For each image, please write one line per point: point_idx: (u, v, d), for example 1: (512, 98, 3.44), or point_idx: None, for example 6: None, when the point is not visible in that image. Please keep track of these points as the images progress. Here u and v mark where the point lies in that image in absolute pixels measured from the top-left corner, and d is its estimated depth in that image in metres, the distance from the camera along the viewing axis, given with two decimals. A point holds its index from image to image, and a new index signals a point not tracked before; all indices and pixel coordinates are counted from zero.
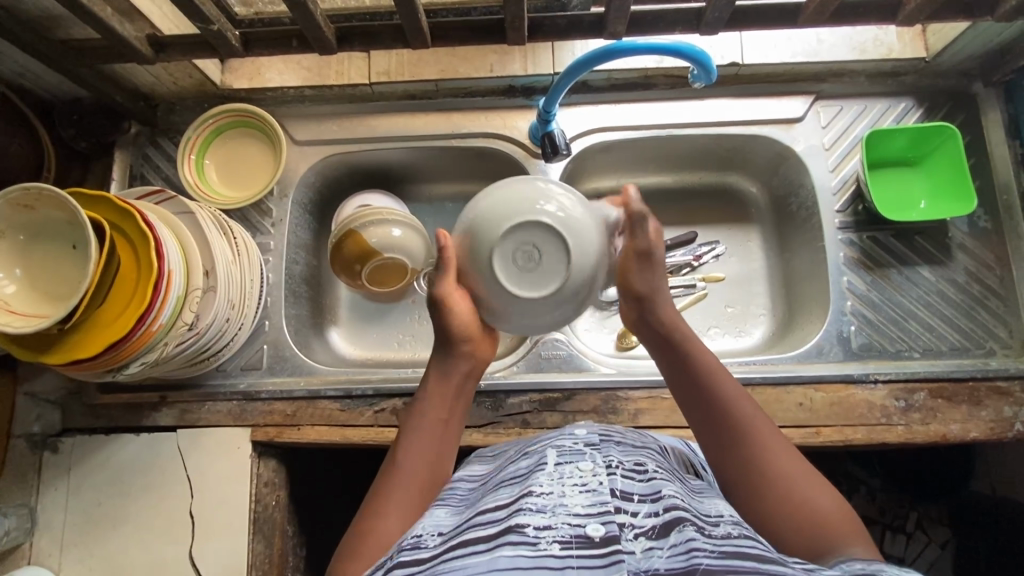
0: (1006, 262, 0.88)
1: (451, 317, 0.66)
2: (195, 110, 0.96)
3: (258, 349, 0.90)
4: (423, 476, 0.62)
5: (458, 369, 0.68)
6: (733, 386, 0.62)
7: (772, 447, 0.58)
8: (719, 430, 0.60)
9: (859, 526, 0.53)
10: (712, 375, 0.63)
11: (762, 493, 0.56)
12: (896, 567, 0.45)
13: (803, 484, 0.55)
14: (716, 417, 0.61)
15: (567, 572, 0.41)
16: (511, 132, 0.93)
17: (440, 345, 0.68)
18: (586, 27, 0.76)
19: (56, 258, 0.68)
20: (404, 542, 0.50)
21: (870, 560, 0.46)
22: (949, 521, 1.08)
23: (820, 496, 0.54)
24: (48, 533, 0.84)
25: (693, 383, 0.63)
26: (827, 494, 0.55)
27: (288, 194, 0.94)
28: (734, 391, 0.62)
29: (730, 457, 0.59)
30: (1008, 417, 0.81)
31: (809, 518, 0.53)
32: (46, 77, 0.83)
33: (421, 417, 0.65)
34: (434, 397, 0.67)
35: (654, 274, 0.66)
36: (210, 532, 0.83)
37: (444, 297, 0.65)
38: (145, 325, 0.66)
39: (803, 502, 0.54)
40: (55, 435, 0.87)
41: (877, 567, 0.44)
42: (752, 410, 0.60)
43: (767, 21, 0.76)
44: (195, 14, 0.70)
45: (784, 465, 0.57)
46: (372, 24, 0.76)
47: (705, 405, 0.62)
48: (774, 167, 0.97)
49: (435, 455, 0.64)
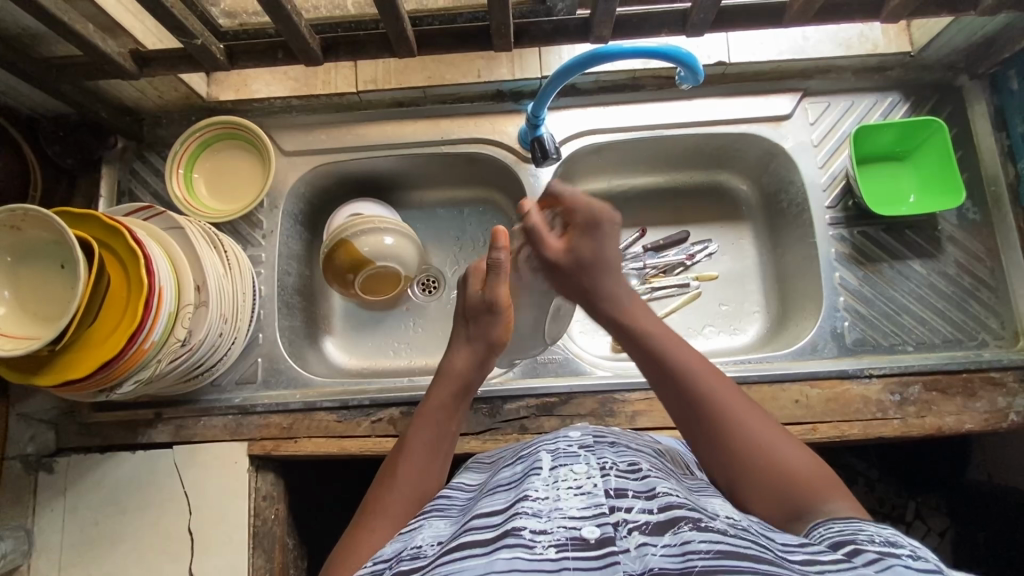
0: (996, 254, 0.88)
1: (498, 321, 0.71)
2: (182, 124, 0.95)
3: (252, 362, 0.89)
4: (419, 484, 0.61)
5: (466, 379, 0.69)
6: (711, 382, 0.60)
7: (765, 437, 0.56)
8: (680, 403, 0.61)
9: (833, 481, 0.53)
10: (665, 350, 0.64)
11: (731, 457, 0.56)
12: (877, 525, 0.46)
13: (774, 440, 0.56)
14: (673, 385, 0.61)
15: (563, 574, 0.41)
16: (500, 137, 0.93)
17: (478, 347, 0.71)
18: (573, 31, 0.76)
19: (46, 278, 0.67)
20: (404, 551, 0.50)
21: (850, 519, 0.47)
22: (947, 509, 1.08)
23: (795, 456, 0.55)
24: (45, 555, 0.83)
25: (650, 361, 0.65)
26: (801, 455, 0.55)
27: (278, 205, 0.93)
28: (697, 364, 0.62)
29: (697, 431, 0.59)
30: (1002, 408, 0.82)
31: (773, 469, 0.54)
32: (30, 95, 0.82)
33: (426, 426, 0.65)
34: (443, 406, 0.67)
35: (582, 268, 0.74)
36: (210, 548, 0.83)
37: (502, 303, 0.71)
38: (137, 343, 0.66)
39: (775, 460, 0.54)
40: (49, 456, 0.86)
41: (855, 528, 0.45)
42: (713, 380, 0.61)
43: (753, 20, 0.76)
44: (177, 30, 0.69)
45: (775, 451, 0.55)
46: (356, 33, 0.76)
47: (664, 380, 0.63)
48: (764, 165, 0.97)
49: (435, 463, 0.64)
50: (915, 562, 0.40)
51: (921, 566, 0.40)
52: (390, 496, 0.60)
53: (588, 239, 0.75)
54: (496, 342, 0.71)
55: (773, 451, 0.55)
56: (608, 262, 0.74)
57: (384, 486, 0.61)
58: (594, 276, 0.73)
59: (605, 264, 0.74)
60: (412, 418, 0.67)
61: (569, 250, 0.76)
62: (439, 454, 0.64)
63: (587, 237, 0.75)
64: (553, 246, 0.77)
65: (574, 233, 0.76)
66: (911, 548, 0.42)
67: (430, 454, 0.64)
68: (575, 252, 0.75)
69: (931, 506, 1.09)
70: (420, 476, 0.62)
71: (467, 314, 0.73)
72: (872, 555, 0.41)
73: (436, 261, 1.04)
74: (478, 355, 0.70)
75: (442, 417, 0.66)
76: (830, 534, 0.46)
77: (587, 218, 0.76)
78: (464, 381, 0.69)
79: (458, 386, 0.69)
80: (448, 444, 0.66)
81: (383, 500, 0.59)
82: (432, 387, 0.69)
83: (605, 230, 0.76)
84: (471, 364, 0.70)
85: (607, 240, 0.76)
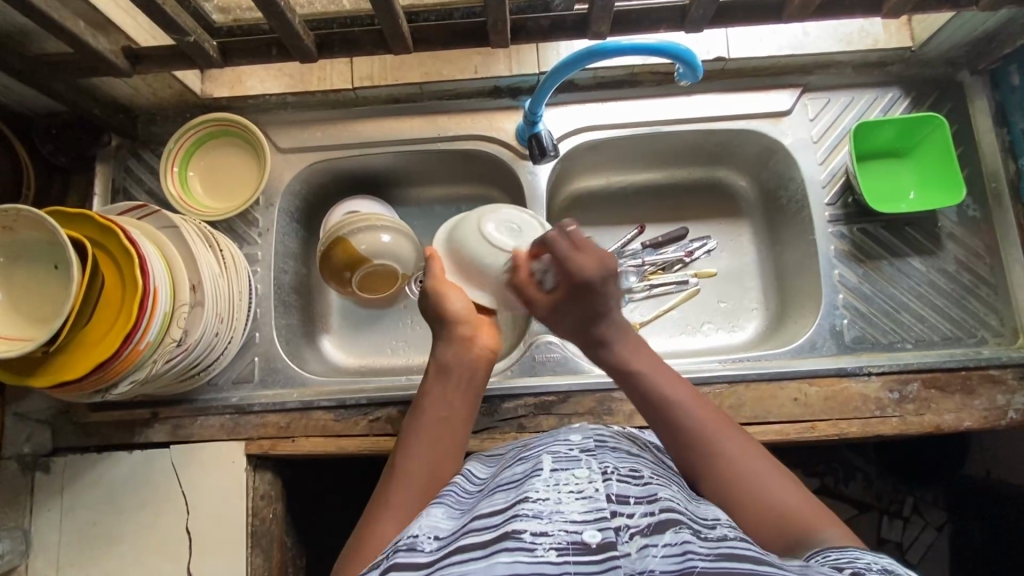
0: (996, 251, 0.88)
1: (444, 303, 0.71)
2: (176, 121, 0.94)
3: (249, 362, 0.89)
4: (419, 471, 0.61)
5: (442, 360, 0.70)
6: (706, 423, 0.60)
7: (766, 478, 0.56)
8: (673, 439, 0.61)
9: (830, 516, 0.53)
10: (657, 384, 0.64)
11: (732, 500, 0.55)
12: (873, 553, 0.46)
13: (772, 480, 0.55)
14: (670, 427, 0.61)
15: None
16: (498, 134, 0.92)
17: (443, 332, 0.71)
18: (570, 27, 0.75)
19: (40, 278, 0.67)
20: (400, 541, 0.49)
21: (846, 547, 0.47)
22: (944, 504, 1.09)
23: (788, 490, 0.55)
24: (42, 555, 0.83)
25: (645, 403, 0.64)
26: (800, 495, 0.54)
27: (274, 203, 0.92)
28: (686, 399, 0.62)
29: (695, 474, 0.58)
30: (1001, 406, 0.81)
31: (773, 510, 0.53)
32: (21, 92, 0.81)
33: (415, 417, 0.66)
34: (426, 396, 0.67)
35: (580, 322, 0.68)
36: (208, 547, 0.82)
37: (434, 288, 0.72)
38: (132, 343, 0.65)
39: (774, 501, 0.54)
40: (46, 456, 0.86)
41: (852, 555, 0.45)
42: (709, 420, 0.60)
43: (752, 16, 0.75)
44: (170, 27, 0.69)
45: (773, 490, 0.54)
46: (352, 29, 0.75)
47: (657, 417, 0.62)
48: (763, 161, 0.96)
49: (434, 450, 0.63)
50: None
51: None
52: (392, 490, 0.60)
53: (575, 303, 0.67)
54: (449, 313, 0.71)
55: (775, 492, 0.54)
56: (604, 314, 0.67)
57: (386, 482, 0.61)
58: (590, 327, 0.67)
59: (595, 317, 0.67)
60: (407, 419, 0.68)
61: (554, 310, 0.69)
62: (435, 441, 0.64)
63: (577, 300, 0.67)
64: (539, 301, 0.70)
65: (560, 296, 0.68)
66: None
67: (427, 442, 0.64)
68: (563, 310, 0.68)
69: (929, 501, 1.10)
70: (419, 465, 0.62)
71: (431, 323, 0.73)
72: None
73: None
74: (441, 332, 0.71)
75: (427, 404, 0.67)
76: (829, 563, 0.45)
77: (578, 281, 0.65)
78: (444, 363, 0.69)
79: (439, 371, 0.69)
80: (444, 428, 0.66)
81: (387, 496, 0.59)
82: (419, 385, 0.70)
83: (595, 291, 0.66)
84: (448, 348, 0.70)
85: (602, 297, 0.66)
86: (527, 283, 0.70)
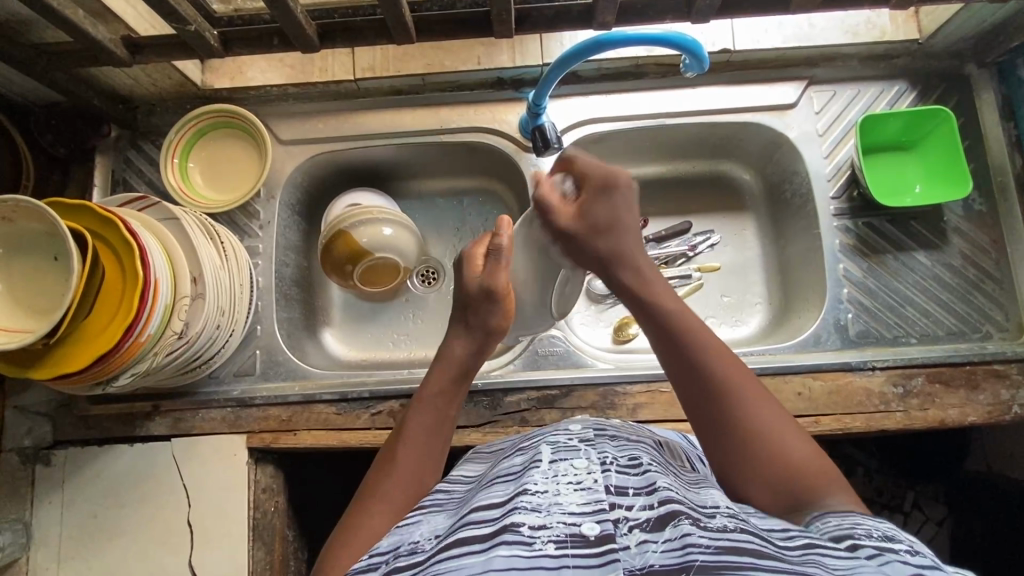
0: (1002, 245, 0.87)
1: (495, 309, 0.67)
2: (177, 112, 0.94)
3: (250, 354, 0.88)
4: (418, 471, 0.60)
5: (465, 365, 0.67)
6: (727, 371, 0.57)
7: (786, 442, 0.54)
8: (686, 377, 0.58)
9: (839, 479, 0.52)
10: (670, 317, 0.61)
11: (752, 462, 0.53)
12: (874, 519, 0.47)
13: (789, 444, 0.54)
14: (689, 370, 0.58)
15: (563, 572, 0.40)
16: (501, 126, 0.92)
17: (478, 331, 0.67)
18: (575, 17, 0.74)
19: (38, 271, 0.66)
20: (401, 546, 0.49)
21: (847, 513, 0.48)
22: (945, 500, 1.09)
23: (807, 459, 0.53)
24: (43, 548, 0.83)
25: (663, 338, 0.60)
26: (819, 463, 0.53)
27: (275, 195, 0.92)
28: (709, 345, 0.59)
29: (710, 423, 0.56)
30: (1005, 401, 0.81)
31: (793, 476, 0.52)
32: (21, 83, 0.80)
33: (424, 411, 0.64)
34: (437, 393, 0.65)
35: (591, 238, 0.65)
36: (209, 541, 0.82)
37: (500, 289, 0.67)
38: (133, 335, 0.65)
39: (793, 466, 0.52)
40: (47, 449, 0.85)
41: (852, 522, 0.46)
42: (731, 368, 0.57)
43: (758, 7, 0.74)
44: (171, 17, 0.68)
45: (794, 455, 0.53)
46: (354, 20, 0.74)
47: (673, 355, 0.59)
48: (768, 154, 0.96)
49: (435, 449, 0.62)
50: (913, 557, 0.40)
51: (917, 562, 0.40)
52: (388, 482, 0.59)
53: (603, 203, 0.66)
54: (496, 328, 0.68)
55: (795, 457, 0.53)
56: (623, 227, 0.66)
57: (383, 471, 0.60)
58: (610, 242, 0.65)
59: (619, 233, 0.65)
60: (411, 404, 0.65)
61: (581, 216, 0.65)
62: (438, 442, 0.63)
63: (600, 201, 0.66)
64: (564, 215, 0.66)
65: (587, 195, 0.66)
66: (907, 544, 0.42)
67: (429, 440, 0.62)
68: (588, 215, 0.65)
69: (930, 496, 1.10)
70: (418, 463, 0.61)
71: (465, 302, 0.69)
72: (868, 551, 0.41)
73: (435, 252, 1.02)
74: (477, 337, 0.68)
75: (442, 404, 0.64)
76: (829, 529, 0.46)
77: (601, 180, 0.66)
78: (463, 365, 0.67)
79: (458, 371, 0.66)
80: (448, 429, 0.65)
81: (382, 487, 0.58)
82: (431, 370, 0.67)
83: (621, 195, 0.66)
84: (471, 348, 0.67)
85: (621, 208, 0.66)
86: (550, 194, 0.68)
